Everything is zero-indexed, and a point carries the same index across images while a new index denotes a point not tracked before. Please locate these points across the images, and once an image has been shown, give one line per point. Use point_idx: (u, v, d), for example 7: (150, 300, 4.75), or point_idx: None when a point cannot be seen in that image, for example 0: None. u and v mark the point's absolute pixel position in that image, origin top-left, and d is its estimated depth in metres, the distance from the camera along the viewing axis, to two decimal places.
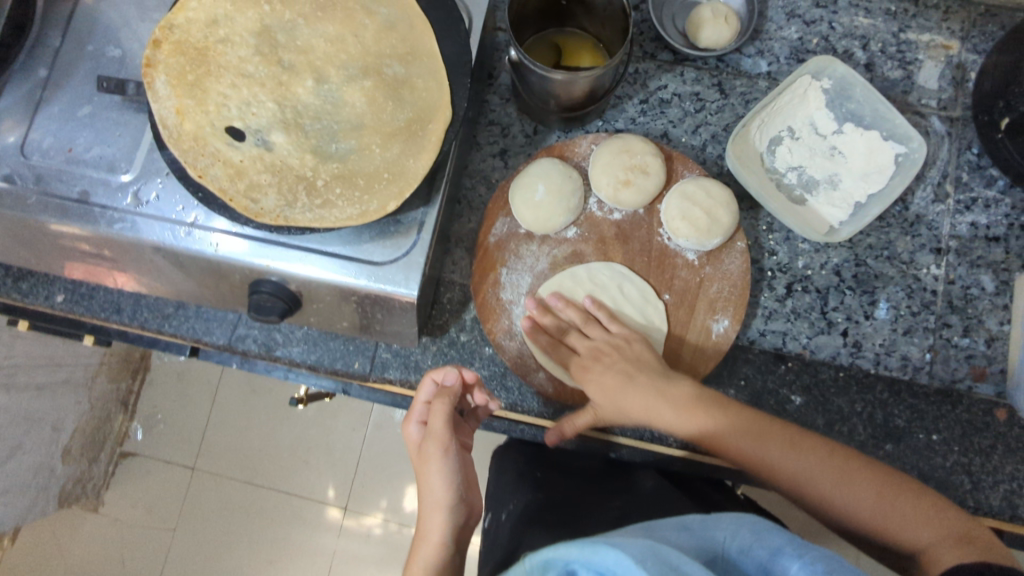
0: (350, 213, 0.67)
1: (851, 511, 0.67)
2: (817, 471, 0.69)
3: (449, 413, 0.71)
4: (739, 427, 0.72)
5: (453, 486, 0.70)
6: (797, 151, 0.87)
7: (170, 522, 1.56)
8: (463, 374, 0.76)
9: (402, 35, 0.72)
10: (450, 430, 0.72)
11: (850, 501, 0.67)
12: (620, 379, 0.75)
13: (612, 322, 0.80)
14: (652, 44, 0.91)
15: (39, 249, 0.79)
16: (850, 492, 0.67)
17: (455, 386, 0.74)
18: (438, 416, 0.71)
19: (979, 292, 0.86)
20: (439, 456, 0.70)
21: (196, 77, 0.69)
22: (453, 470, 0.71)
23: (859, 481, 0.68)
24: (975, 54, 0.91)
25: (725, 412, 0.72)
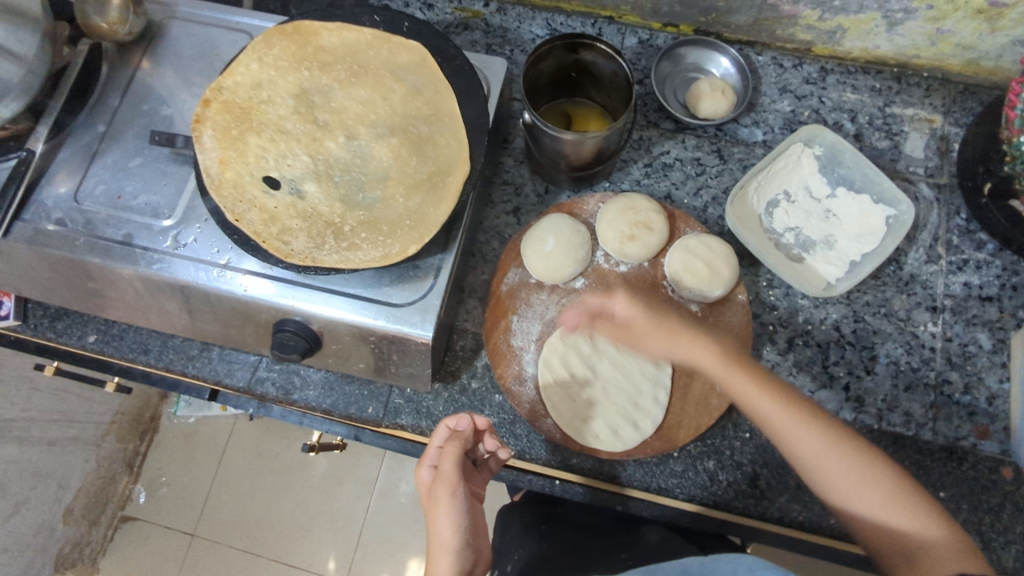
0: (373, 254, 0.72)
1: (842, 490, 0.70)
2: (878, 503, 0.68)
3: (459, 455, 0.73)
4: (761, 385, 0.73)
5: (459, 528, 0.69)
6: (794, 214, 0.91)
7: None
8: (475, 421, 0.78)
9: (427, 98, 0.80)
10: (459, 473, 0.72)
11: (846, 481, 0.70)
12: (666, 328, 0.76)
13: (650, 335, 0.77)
14: (655, 114, 0.99)
15: (81, 291, 0.84)
16: (851, 472, 0.70)
17: (467, 432, 0.76)
18: (447, 458, 0.73)
19: (976, 350, 0.88)
20: (448, 496, 0.70)
21: (239, 133, 0.76)
22: (461, 513, 0.70)
23: (864, 465, 0.70)
24: (957, 127, 0.97)
25: (751, 373, 0.74)
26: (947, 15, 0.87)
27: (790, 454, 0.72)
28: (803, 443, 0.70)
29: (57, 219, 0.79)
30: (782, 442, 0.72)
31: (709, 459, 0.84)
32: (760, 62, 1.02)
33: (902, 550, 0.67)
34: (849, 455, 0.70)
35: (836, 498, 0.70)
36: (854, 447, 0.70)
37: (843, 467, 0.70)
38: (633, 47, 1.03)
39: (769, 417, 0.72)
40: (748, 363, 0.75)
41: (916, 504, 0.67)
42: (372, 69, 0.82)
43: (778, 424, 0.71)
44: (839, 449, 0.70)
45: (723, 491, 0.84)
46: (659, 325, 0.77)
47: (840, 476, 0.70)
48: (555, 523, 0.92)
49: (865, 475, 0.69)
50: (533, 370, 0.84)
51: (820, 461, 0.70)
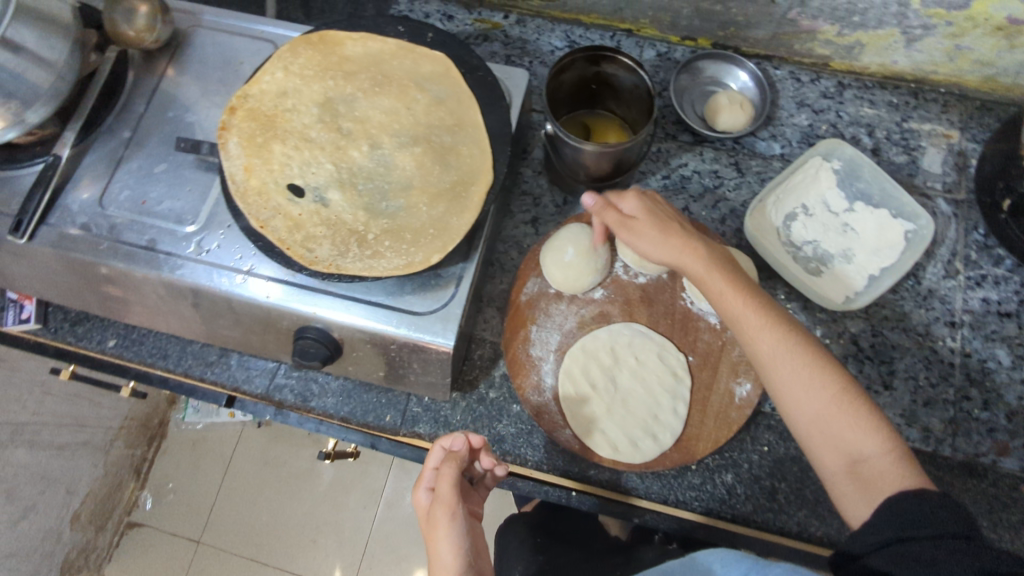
0: (397, 263, 0.72)
1: (797, 397, 0.67)
2: (828, 411, 0.66)
3: (456, 476, 0.70)
4: (739, 288, 0.72)
5: (461, 551, 0.66)
6: (811, 227, 0.91)
7: None
8: (470, 439, 0.75)
9: (450, 108, 0.81)
10: (457, 495, 0.70)
11: (803, 390, 0.67)
12: (661, 224, 0.75)
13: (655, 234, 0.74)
14: (674, 126, 1.00)
15: (102, 295, 0.85)
16: (812, 379, 0.67)
17: (463, 452, 0.73)
18: (444, 479, 0.70)
19: (995, 366, 0.88)
20: (447, 520, 0.67)
21: (264, 140, 0.78)
22: (461, 535, 0.67)
23: (826, 374, 0.67)
24: (975, 143, 0.97)
25: (732, 277, 0.73)
26: (966, 31, 0.88)
27: (750, 351, 0.71)
28: (764, 342, 0.69)
29: (82, 224, 0.79)
30: (743, 336, 0.70)
31: (727, 471, 0.84)
32: (778, 76, 1.02)
33: (845, 465, 0.64)
34: (811, 362, 0.67)
35: (786, 399, 0.68)
36: (819, 357, 0.68)
37: (801, 371, 0.67)
38: (652, 60, 1.03)
39: (735, 310, 0.71)
40: (733, 270, 0.73)
41: (869, 420, 0.65)
42: (396, 79, 0.82)
43: (743, 317, 0.70)
44: (805, 358, 0.68)
45: (741, 504, 0.83)
46: (663, 229, 0.74)
47: (792, 377, 0.67)
48: (552, 536, 0.96)
49: (823, 383, 0.66)
50: (552, 380, 0.83)
51: (777, 359, 0.68)
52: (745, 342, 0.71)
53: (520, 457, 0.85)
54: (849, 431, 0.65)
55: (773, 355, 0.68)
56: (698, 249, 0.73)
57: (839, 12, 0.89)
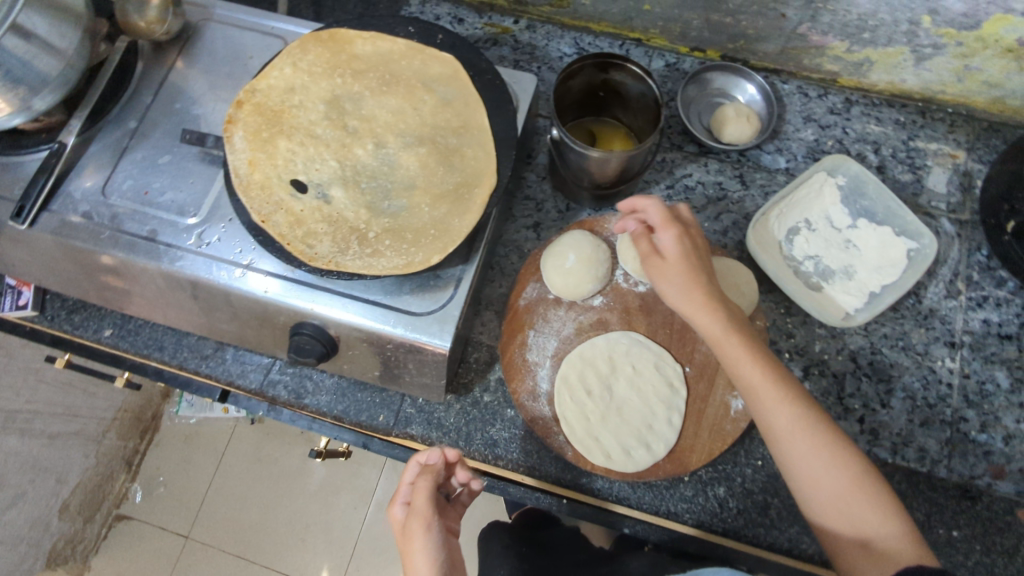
0: (397, 262, 0.72)
1: (812, 473, 0.66)
2: (842, 489, 0.65)
3: (431, 488, 0.70)
4: (757, 356, 0.69)
5: (437, 563, 0.65)
6: (813, 242, 0.91)
7: None
8: (446, 452, 0.76)
9: (456, 110, 0.81)
10: (433, 507, 0.69)
11: (819, 466, 0.66)
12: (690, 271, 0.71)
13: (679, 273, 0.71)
14: (679, 136, 1.00)
15: (101, 285, 0.85)
16: (827, 456, 0.66)
17: (438, 464, 0.74)
18: (419, 492, 0.70)
19: (994, 388, 0.87)
20: (422, 532, 0.67)
21: (269, 135, 0.78)
22: (438, 547, 0.66)
23: (841, 451, 0.66)
24: (980, 164, 0.97)
25: (751, 343, 0.70)
26: (975, 52, 0.88)
27: (761, 420, 0.69)
28: (780, 415, 0.67)
29: (84, 212, 0.79)
30: (757, 406, 0.69)
31: (720, 484, 0.83)
32: (785, 90, 1.02)
33: (856, 536, 0.64)
34: (823, 435, 0.67)
35: (798, 474, 0.67)
36: (829, 429, 0.67)
37: (816, 446, 0.66)
38: (660, 70, 1.03)
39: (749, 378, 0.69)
40: (751, 336, 0.71)
41: (883, 501, 0.65)
42: (403, 79, 0.83)
43: (758, 387, 0.68)
44: (821, 433, 0.67)
45: (732, 518, 0.82)
46: (691, 272, 0.71)
47: (807, 453, 0.66)
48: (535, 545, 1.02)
49: (834, 456, 0.66)
50: (547, 386, 0.83)
51: (792, 434, 0.67)
52: (757, 411, 0.69)
53: (512, 462, 0.85)
54: (863, 511, 0.65)
55: (789, 430, 0.67)
56: (715, 310, 0.70)
57: (849, 29, 0.89)
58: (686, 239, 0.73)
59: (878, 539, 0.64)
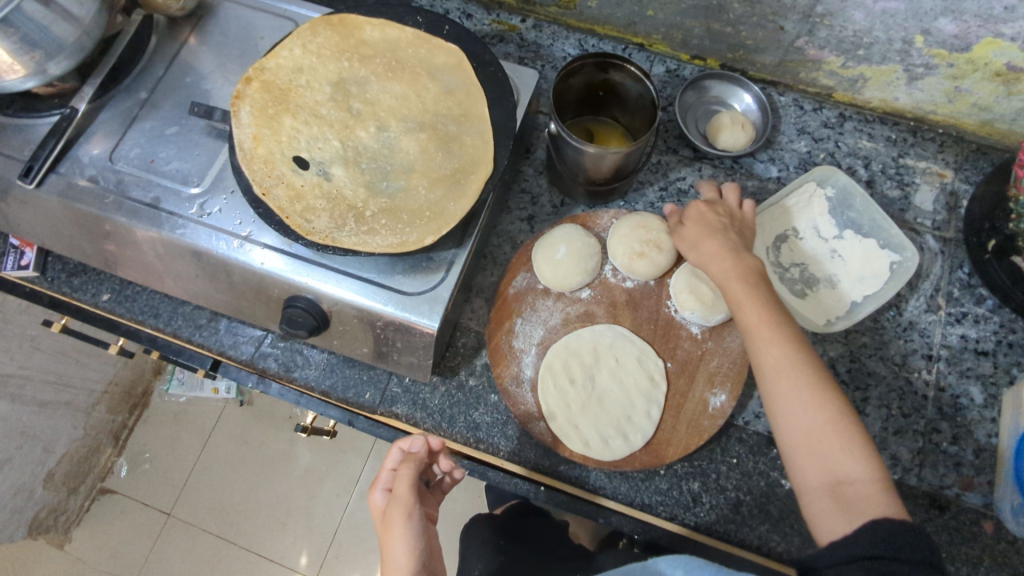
0: (391, 241, 0.74)
1: (793, 413, 0.68)
2: (820, 434, 0.67)
3: (414, 476, 0.74)
4: (761, 300, 0.74)
5: (416, 551, 0.68)
6: (799, 251, 0.94)
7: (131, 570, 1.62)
8: (429, 441, 0.79)
9: (459, 99, 0.83)
10: (414, 495, 0.73)
11: (801, 406, 0.68)
12: (713, 228, 0.80)
13: (688, 236, 0.82)
14: (676, 140, 1.02)
15: (102, 249, 0.87)
16: (810, 399, 0.68)
17: (421, 453, 0.77)
18: (402, 479, 0.73)
19: (968, 402, 0.89)
20: (404, 519, 0.70)
21: (275, 112, 0.80)
22: (417, 534, 0.70)
23: (826, 398, 0.68)
24: (967, 184, 1.00)
25: (757, 289, 0.75)
26: (966, 74, 0.90)
27: (756, 360, 0.72)
28: (771, 353, 0.71)
29: (90, 176, 0.82)
30: (752, 345, 0.72)
31: (695, 479, 0.85)
32: (781, 102, 1.05)
33: (827, 483, 0.65)
34: (814, 382, 0.69)
35: (780, 415, 0.69)
36: (822, 380, 0.69)
37: (801, 389, 0.68)
38: (661, 75, 1.06)
39: (751, 321, 0.73)
40: (761, 283, 0.76)
41: (860, 452, 0.66)
42: (408, 66, 0.85)
43: (757, 327, 0.72)
44: (807, 376, 0.69)
45: (705, 513, 0.84)
46: (711, 230, 0.80)
47: (794, 393, 0.69)
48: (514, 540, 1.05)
49: (822, 404, 0.68)
50: (531, 373, 0.84)
51: (784, 375, 0.69)
52: (755, 350, 0.73)
53: (492, 446, 0.86)
54: (837, 456, 0.66)
55: (778, 368, 0.70)
56: (728, 259, 0.77)
57: (845, 44, 0.92)
58: (713, 209, 0.83)
59: (846, 484, 0.64)
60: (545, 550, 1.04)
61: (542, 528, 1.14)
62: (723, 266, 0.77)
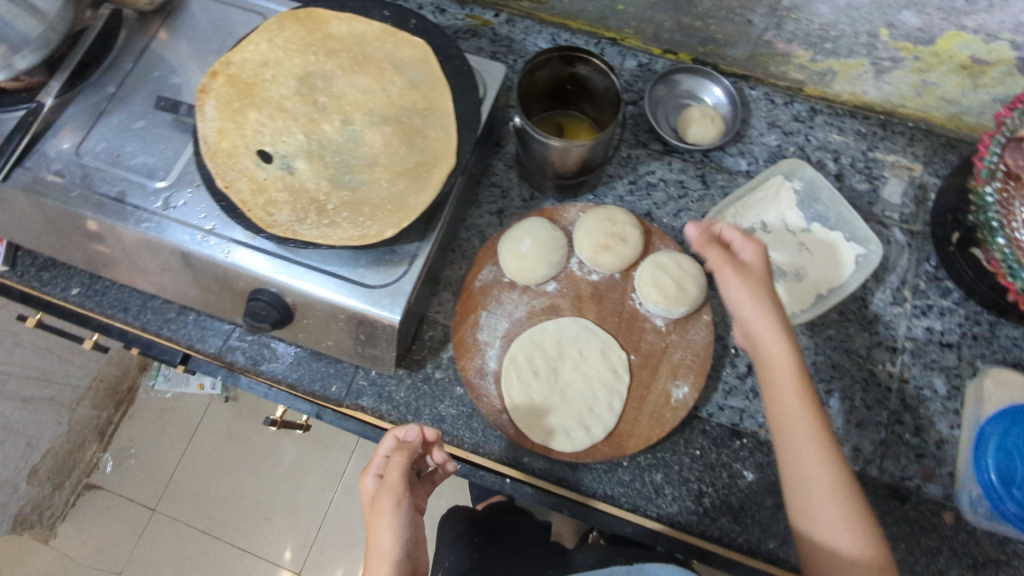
0: (352, 234, 0.75)
1: (828, 527, 0.67)
2: (852, 554, 0.66)
3: (406, 465, 0.71)
4: (807, 401, 0.70)
5: (400, 540, 0.68)
6: (768, 244, 0.94)
7: (116, 566, 1.62)
8: (424, 433, 0.77)
9: (424, 93, 0.83)
10: (405, 484, 0.71)
11: (835, 522, 0.67)
12: (769, 290, 0.74)
13: (753, 288, 0.73)
14: (646, 134, 1.02)
15: (69, 243, 0.87)
16: (842, 515, 0.67)
17: (415, 442, 0.74)
18: (394, 467, 0.71)
19: (931, 394, 0.89)
20: (391, 508, 0.69)
21: (240, 106, 0.81)
22: (403, 525, 0.69)
23: (858, 517, 0.67)
24: (936, 178, 1.00)
25: (808, 388, 0.71)
26: (932, 67, 0.90)
27: (792, 463, 0.70)
28: (811, 461, 0.68)
29: (57, 171, 0.82)
30: (792, 447, 0.70)
31: (657, 471, 0.85)
32: (753, 96, 1.05)
33: None
34: (848, 496, 0.68)
35: (812, 524, 0.68)
36: (856, 495, 0.68)
37: (836, 504, 0.67)
38: (632, 69, 1.06)
39: (791, 429, 0.70)
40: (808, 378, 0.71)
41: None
42: (374, 60, 0.85)
43: (801, 430, 0.69)
44: (841, 490, 0.68)
45: (668, 505, 0.84)
46: (768, 295, 0.73)
47: (829, 515, 0.67)
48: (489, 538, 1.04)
49: (854, 523, 0.67)
50: (495, 365, 0.85)
51: (823, 494, 0.67)
52: (792, 453, 0.70)
53: (457, 438, 0.86)
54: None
55: (815, 477, 0.68)
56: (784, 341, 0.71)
57: (812, 38, 0.92)
58: (763, 266, 0.76)
59: None
60: (523, 551, 1.03)
61: (522, 530, 1.13)
62: (774, 350, 0.72)
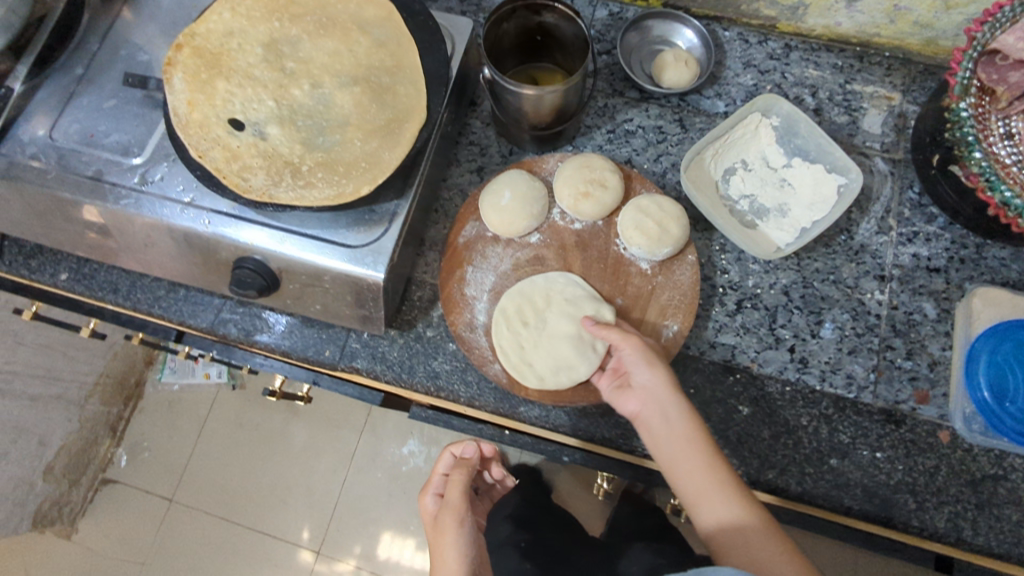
0: (327, 193, 0.75)
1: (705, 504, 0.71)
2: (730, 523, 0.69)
3: (462, 487, 0.81)
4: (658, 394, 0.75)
5: None
6: (749, 181, 0.94)
7: (140, 556, 1.65)
8: (479, 450, 0.88)
9: (390, 51, 0.83)
10: (464, 505, 0.80)
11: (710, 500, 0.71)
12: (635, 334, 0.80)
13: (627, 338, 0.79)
14: (621, 83, 1.01)
15: (50, 226, 0.87)
16: (713, 489, 0.71)
17: (470, 463, 0.86)
18: (453, 491, 0.81)
19: (921, 318, 0.90)
20: None
21: (208, 77, 0.81)
22: None
23: (727, 485, 0.71)
24: (915, 105, 0.99)
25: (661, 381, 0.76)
26: None
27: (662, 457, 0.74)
28: (673, 450, 0.73)
29: (32, 154, 0.82)
30: (655, 442, 0.75)
31: None
32: (726, 37, 1.04)
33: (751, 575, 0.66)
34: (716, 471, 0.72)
35: (695, 505, 0.72)
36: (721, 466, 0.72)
37: (705, 478, 0.71)
38: (604, 19, 1.04)
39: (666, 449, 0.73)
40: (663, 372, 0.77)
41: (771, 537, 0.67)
42: (339, 22, 0.85)
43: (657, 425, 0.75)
44: (707, 467, 0.72)
45: None
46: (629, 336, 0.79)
47: (703, 484, 0.71)
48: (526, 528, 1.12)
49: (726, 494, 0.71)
50: (484, 319, 0.85)
51: (692, 468, 0.72)
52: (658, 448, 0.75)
53: (453, 393, 0.87)
54: (749, 542, 0.68)
55: (678, 463, 0.73)
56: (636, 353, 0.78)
57: None
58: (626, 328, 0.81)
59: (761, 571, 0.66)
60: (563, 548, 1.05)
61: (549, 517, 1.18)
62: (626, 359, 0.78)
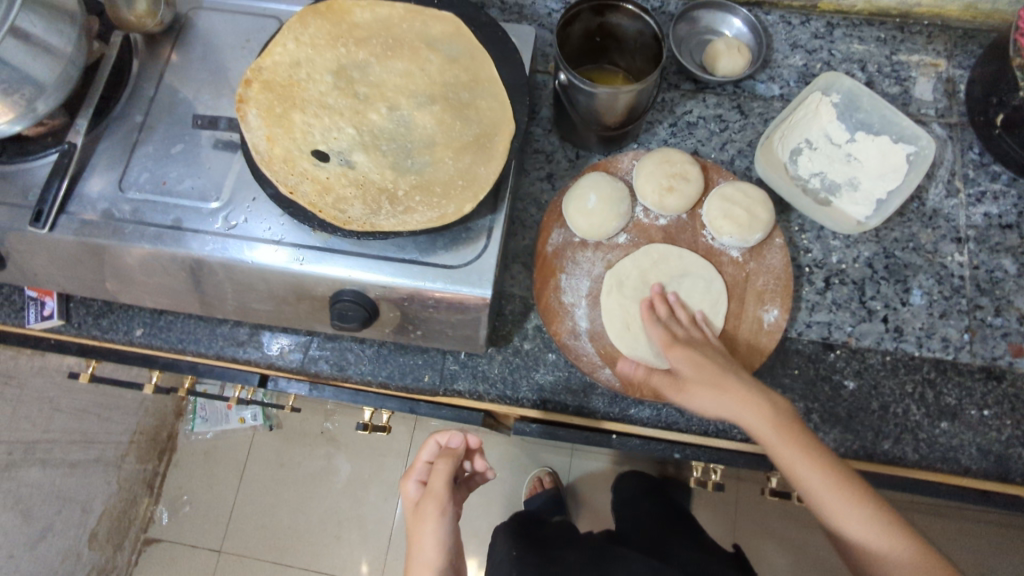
0: (430, 216, 0.73)
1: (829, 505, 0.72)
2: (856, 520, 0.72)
3: (449, 474, 0.83)
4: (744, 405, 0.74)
5: (443, 546, 0.81)
6: (817, 160, 0.94)
7: None
8: (466, 439, 0.89)
9: (464, 65, 0.81)
10: (447, 492, 0.83)
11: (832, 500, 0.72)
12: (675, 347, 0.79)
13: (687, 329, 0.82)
14: (675, 76, 1.01)
15: (125, 283, 0.84)
16: (834, 491, 0.72)
17: (458, 451, 0.86)
18: (439, 476, 0.84)
19: (1003, 275, 0.91)
20: (436, 515, 0.81)
21: (283, 110, 0.77)
22: (445, 531, 0.82)
23: (844, 485, 0.73)
24: (961, 69, 1.01)
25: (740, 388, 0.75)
26: None
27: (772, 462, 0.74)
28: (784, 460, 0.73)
29: (103, 210, 0.79)
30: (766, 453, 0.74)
31: None
32: (769, 21, 1.05)
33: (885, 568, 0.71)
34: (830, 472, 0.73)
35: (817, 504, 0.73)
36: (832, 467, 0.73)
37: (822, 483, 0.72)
38: None
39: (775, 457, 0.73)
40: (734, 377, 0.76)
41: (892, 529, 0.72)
42: (406, 42, 0.83)
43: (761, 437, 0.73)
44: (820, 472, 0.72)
45: None
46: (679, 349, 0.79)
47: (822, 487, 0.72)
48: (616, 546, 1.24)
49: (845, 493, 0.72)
50: (586, 325, 0.85)
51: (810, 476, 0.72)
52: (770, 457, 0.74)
53: (560, 403, 0.86)
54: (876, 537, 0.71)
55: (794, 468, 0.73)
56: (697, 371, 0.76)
57: None
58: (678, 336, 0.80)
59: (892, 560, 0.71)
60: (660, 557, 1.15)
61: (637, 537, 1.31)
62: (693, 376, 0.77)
